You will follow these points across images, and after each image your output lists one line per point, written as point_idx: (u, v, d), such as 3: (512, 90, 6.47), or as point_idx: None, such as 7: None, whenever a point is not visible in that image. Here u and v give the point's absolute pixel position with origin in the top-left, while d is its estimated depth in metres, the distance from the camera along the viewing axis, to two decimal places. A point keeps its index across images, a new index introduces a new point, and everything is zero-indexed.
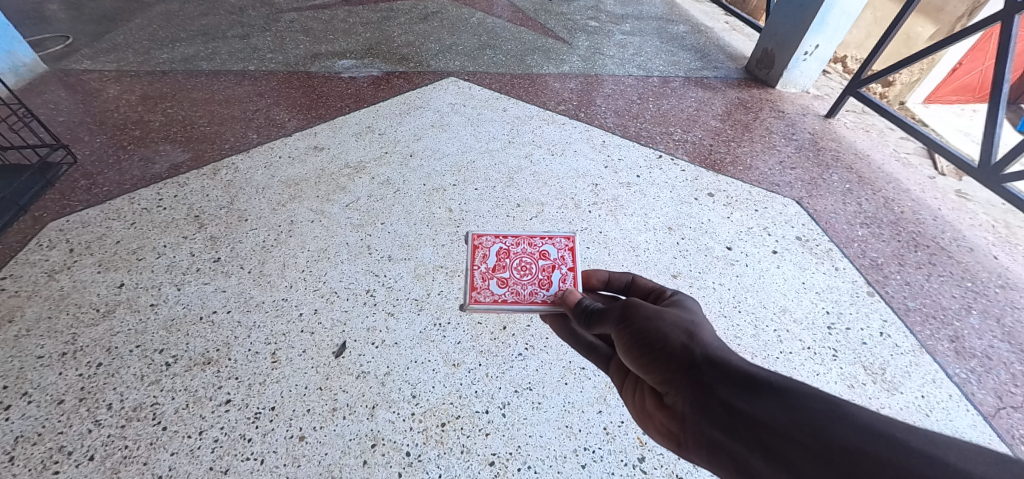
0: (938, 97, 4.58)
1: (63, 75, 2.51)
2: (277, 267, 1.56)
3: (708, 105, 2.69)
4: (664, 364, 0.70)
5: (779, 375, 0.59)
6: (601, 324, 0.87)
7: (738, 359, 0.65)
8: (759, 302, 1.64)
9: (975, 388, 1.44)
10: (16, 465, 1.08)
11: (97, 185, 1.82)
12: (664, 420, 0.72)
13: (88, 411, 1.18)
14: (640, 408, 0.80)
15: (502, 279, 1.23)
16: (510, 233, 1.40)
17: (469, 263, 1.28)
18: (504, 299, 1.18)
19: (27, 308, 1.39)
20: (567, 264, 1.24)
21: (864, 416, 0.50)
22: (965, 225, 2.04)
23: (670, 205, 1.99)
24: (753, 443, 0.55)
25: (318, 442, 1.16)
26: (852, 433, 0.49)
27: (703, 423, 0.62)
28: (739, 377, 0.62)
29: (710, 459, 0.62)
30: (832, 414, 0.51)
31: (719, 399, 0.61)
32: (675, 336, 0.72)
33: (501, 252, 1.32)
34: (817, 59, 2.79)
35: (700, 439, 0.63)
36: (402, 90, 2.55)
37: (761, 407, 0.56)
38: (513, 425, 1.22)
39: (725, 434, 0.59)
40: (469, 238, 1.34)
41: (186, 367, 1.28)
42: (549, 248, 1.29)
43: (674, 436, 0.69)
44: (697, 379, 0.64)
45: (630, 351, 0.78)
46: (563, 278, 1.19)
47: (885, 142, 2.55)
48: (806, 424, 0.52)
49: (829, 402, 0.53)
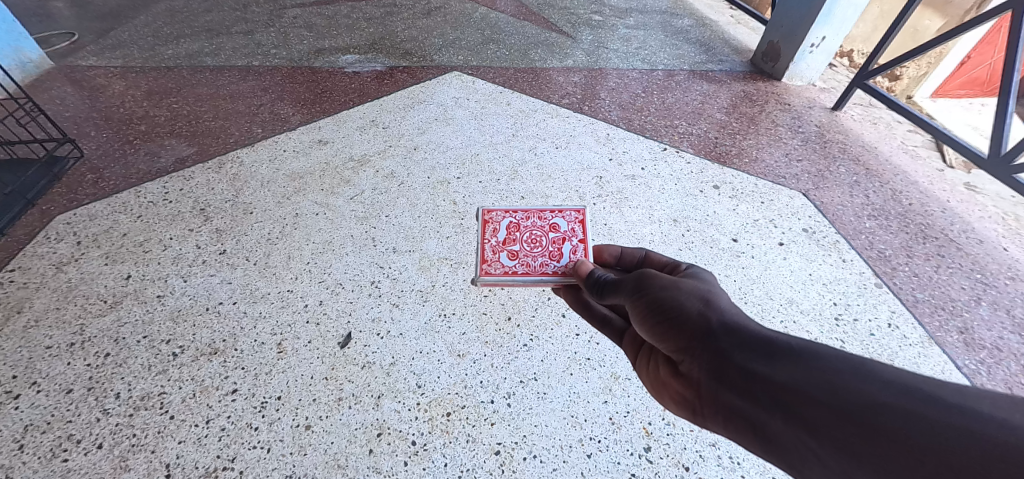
0: (946, 90, 4.54)
1: (70, 71, 2.52)
2: (282, 260, 1.56)
3: (714, 97, 2.67)
4: (679, 333, 0.71)
5: (798, 339, 0.59)
6: (615, 295, 0.88)
7: (755, 326, 0.65)
8: (766, 294, 1.63)
9: (984, 380, 1.43)
10: (26, 453, 1.09)
11: (103, 179, 1.83)
12: (679, 388, 0.72)
13: (96, 400, 1.19)
14: (655, 379, 0.81)
15: (513, 252, 1.22)
16: (520, 208, 1.39)
17: (479, 237, 1.27)
18: (514, 271, 1.16)
19: (36, 299, 1.40)
20: (578, 236, 1.22)
21: (890, 374, 0.50)
22: (975, 217, 2.02)
23: (676, 197, 1.98)
24: (772, 404, 0.55)
25: (324, 431, 1.16)
26: (877, 389, 0.48)
27: (719, 388, 0.62)
28: (757, 341, 0.62)
29: (726, 424, 0.62)
30: (854, 373, 0.51)
31: (735, 364, 0.61)
32: (691, 304, 0.72)
33: (511, 226, 1.30)
34: (824, 51, 2.76)
35: (716, 405, 0.63)
36: (407, 84, 2.55)
37: (780, 370, 0.56)
38: (519, 415, 1.22)
39: (742, 397, 0.59)
40: (480, 213, 1.33)
41: (193, 357, 1.29)
42: (559, 221, 1.27)
43: (689, 404, 0.70)
44: (713, 345, 0.65)
45: (643, 321, 0.78)
46: (574, 250, 1.18)
47: (893, 134, 2.53)
48: (827, 383, 0.52)
49: (851, 361, 0.53)
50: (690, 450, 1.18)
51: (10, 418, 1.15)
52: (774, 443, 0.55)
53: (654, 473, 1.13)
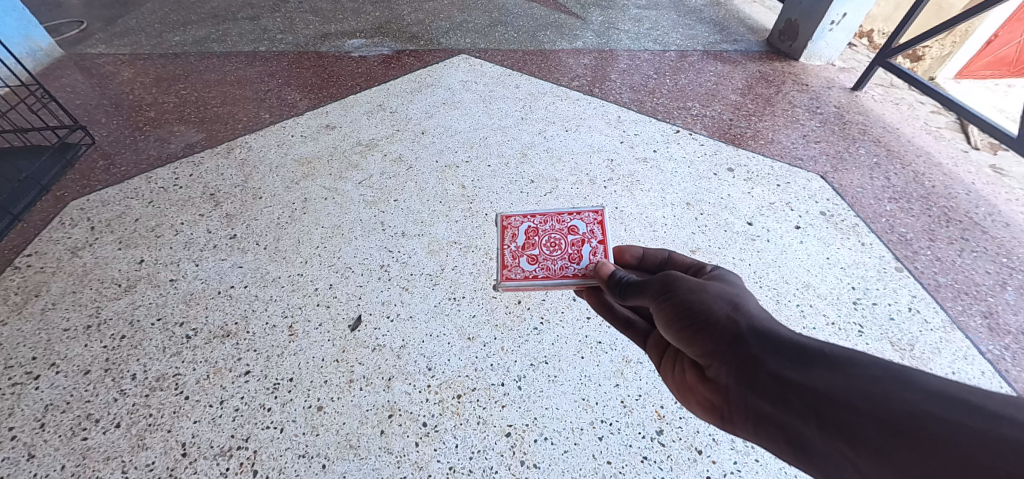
0: (972, 71, 3.82)
1: (79, 59, 2.53)
2: (292, 244, 1.57)
3: (728, 78, 2.60)
4: (707, 337, 0.68)
5: (832, 344, 0.57)
6: (637, 296, 0.84)
7: (786, 331, 0.63)
8: (782, 278, 1.59)
9: (1009, 365, 1.38)
10: (47, 431, 1.12)
11: (115, 165, 1.84)
12: (707, 393, 0.70)
13: (113, 381, 1.21)
14: (681, 382, 0.79)
15: (533, 256, 1.17)
16: (538, 210, 1.32)
17: (498, 242, 1.22)
18: (535, 275, 1.12)
19: (53, 283, 1.42)
20: (597, 237, 1.17)
21: (933, 382, 0.47)
22: (1001, 199, 1.94)
23: (689, 180, 1.94)
24: (806, 412, 0.54)
25: (335, 412, 1.17)
26: (920, 398, 0.46)
27: (749, 395, 0.61)
28: (789, 347, 0.60)
29: (758, 431, 0.61)
30: (894, 381, 0.49)
31: (768, 371, 0.59)
32: (719, 308, 0.69)
33: (530, 231, 1.24)
34: (845, 28, 2.66)
35: (747, 412, 0.62)
36: (413, 68, 2.51)
37: (814, 377, 0.54)
38: (530, 398, 1.21)
39: (775, 404, 0.57)
40: (498, 219, 1.27)
41: (207, 339, 1.30)
42: (578, 223, 1.21)
43: (717, 409, 0.68)
44: (743, 351, 0.63)
45: (669, 324, 0.75)
46: (594, 251, 1.13)
47: (915, 114, 2.43)
48: (863, 391, 0.50)
49: (890, 368, 0.51)
50: (703, 434, 1.16)
51: (32, 398, 1.18)
52: (809, 451, 0.54)
53: (667, 456, 1.12)
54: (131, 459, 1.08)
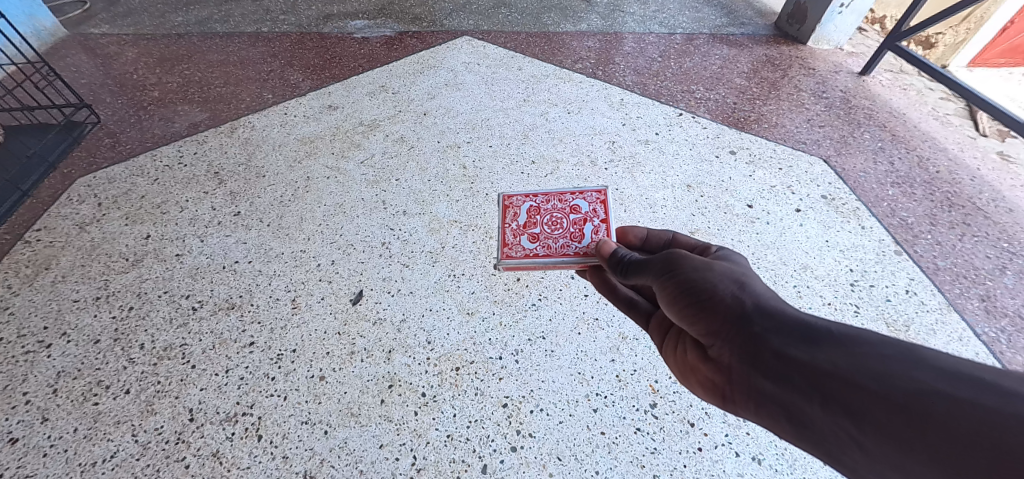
0: (984, 59, 3.68)
1: (83, 39, 2.53)
2: (296, 221, 1.59)
3: (733, 62, 2.57)
4: (711, 316, 0.69)
5: (839, 324, 0.58)
6: (640, 275, 0.85)
7: (792, 311, 0.64)
8: (780, 259, 1.60)
9: (1005, 347, 1.39)
10: (60, 396, 1.16)
11: (121, 143, 1.87)
12: (710, 373, 0.72)
13: (122, 350, 1.25)
14: (683, 363, 0.81)
15: (534, 235, 1.18)
16: (540, 191, 1.34)
17: (499, 221, 1.24)
18: (535, 253, 1.13)
19: (62, 257, 1.46)
20: (600, 216, 1.18)
21: (943, 360, 0.48)
22: (1007, 186, 1.93)
23: (690, 162, 1.94)
24: (810, 390, 0.55)
25: (337, 381, 1.20)
26: (929, 376, 0.47)
27: (752, 374, 0.62)
28: (794, 327, 0.61)
29: (760, 411, 0.62)
30: (904, 360, 0.50)
31: (774, 351, 0.60)
32: (724, 287, 0.70)
33: (532, 210, 1.25)
34: (855, 11, 2.61)
35: (749, 391, 0.63)
36: (416, 49, 2.50)
37: (820, 356, 0.55)
38: (527, 371, 1.24)
39: (778, 384, 0.59)
40: (501, 199, 1.29)
41: (212, 311, 1.34)
42: (580, 202, 1.22)
43: (719, 389, 0.70)
44: (748, 330, 0.64)
45: (673, 303, 0.76)
46: (596, 230, 1.15)
47: (924, 100, 2.40)
48: (870, 369, 0.51)
49: (899, 347, 0.51)
50: (696, 407, 1.19)
51: (44, 365, 1.21)
52: (811, 429, 0.55)
53: (660, 428, 1.14)
54: (141, 423, 1.12)
